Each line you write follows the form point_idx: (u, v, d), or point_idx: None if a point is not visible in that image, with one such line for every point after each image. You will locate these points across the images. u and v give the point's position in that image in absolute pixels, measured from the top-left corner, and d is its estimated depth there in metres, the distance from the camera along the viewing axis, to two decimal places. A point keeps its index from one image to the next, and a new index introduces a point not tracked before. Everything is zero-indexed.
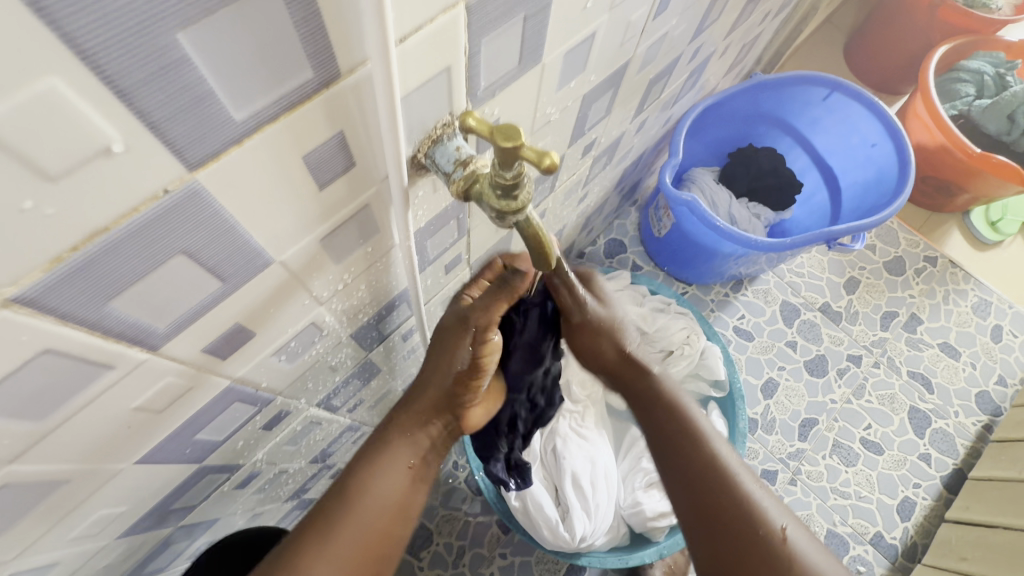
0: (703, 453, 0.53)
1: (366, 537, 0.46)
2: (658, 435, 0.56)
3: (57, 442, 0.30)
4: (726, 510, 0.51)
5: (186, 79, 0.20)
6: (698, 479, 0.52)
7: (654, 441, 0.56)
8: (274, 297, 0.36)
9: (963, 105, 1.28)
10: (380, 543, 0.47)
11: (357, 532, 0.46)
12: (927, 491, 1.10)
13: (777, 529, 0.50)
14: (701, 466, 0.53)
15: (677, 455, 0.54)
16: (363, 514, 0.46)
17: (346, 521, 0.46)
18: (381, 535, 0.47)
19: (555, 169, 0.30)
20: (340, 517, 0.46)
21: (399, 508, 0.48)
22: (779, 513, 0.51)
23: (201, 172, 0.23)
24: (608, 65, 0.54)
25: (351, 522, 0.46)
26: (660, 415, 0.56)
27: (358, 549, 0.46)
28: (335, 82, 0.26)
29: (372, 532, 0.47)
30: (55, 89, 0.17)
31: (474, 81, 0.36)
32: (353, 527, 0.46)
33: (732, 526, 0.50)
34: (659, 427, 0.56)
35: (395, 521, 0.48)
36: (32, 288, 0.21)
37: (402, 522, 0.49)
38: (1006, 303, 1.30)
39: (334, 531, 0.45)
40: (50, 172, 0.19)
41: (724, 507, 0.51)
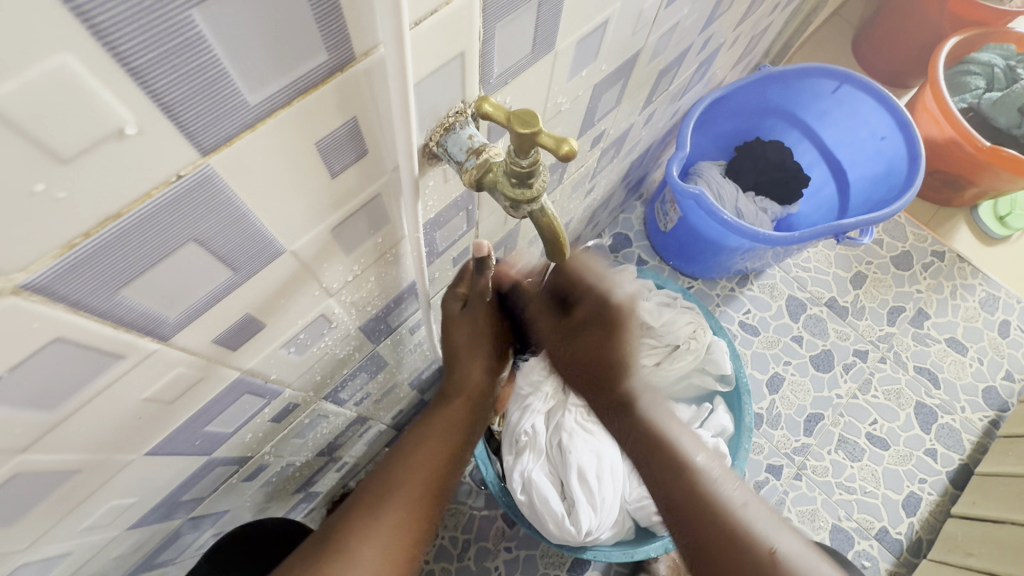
0: (692, 476, 0.55)
1: (410, 509, 0.52)
2: (651, 460, 0.57)
3: (67, 433, 0.30)
4: (713, 533, 0.52)
5: (200, 59, 0.19)
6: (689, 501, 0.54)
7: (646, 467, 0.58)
8: (284, 288, 0.35)
9: (972, 98, 1.27)
10: (420, 520, 0.53)
11: (403, 504, 0.52)
12: (933, 487, 1.09)
13: (766, 550, 0.51)
14: (689, 489, 0.54)
15: (668, 476, 0.56)
16: (407, 491, 0.53)
17: (393, 494, 0.52)
18: (422, 512, 0.53)
19: (573, 156, 0.29)
20: (389, 491, 0.52)
21: (436, 491, 0.54)
22: (768, 533, 0.52)
23: (214, 157, 0.23)
24: (619, 54, 0.53)
25: (399, 495, 0.52)
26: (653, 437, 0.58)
27: (403, 521, 0.52)
28: (350, 65, 0.25)
29: (416, 507, 0.53)
30: (67, 66, 0.16)
31: (487, 68, 0.35)
32: (401, 499, 0.52)
33: (722, 546, 0.51)
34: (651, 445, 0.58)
35: (433, 501, 0.54)
36: (43, 274, 0.21)
37: (439, 502, 0.55)
38: (1014, 298, 1.30)
39: (383, 504, 0.52)
40: (61, 155, 0.18)
41: (713, 528, 0.52)
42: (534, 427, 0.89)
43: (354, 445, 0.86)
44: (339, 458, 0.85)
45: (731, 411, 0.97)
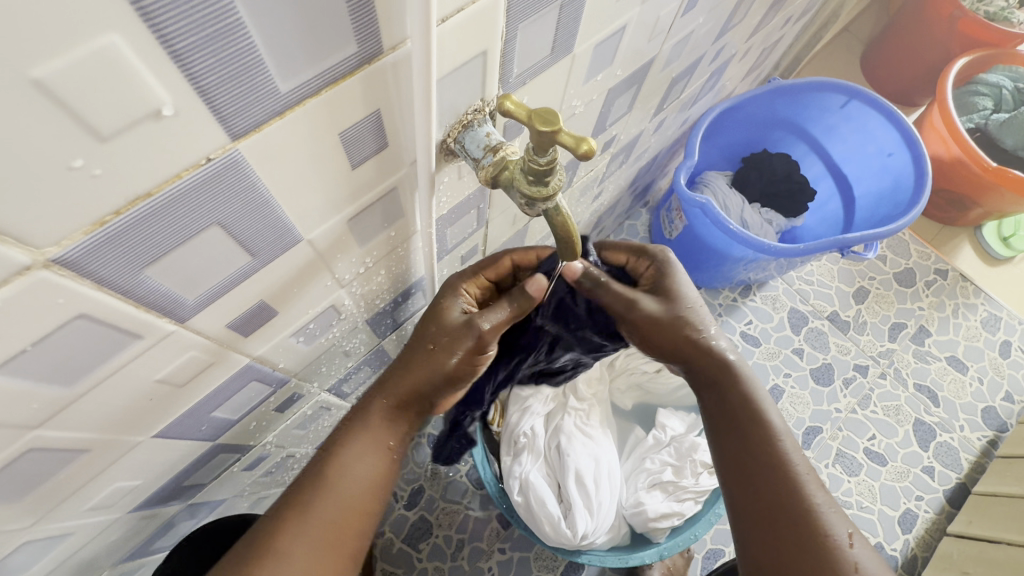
0: (767, 443, 0.49)
1: (333, 522, 0.45)
2: (721, 420, 0.52)
3: (81, 410, 0.30)
4: (779, 501, 0.47)
5: (237, 44, 0.20)
6: (750, 467, 0.49)
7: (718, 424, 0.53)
8: (298, 277, 0.36)
9: (980, 119, 1.28)
10: (345, 531, 0.46)
11: (324, 512, 0.45)
12: (929, 504, 1.09)
13: (844, 536, 0.45)
14: (762, 459, 0.49)
15: (738, 440, 0.50)
16: (329, 500, 0.46)
17: (313, 504, 0.45)
18: (346, 522, 0.46)
19: (592, 156, 0.30)
20: (308, 498, 0.45)
21: (366, 492, 0.47)
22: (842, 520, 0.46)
23: (243, 142, 0.23)
24: (634, 60, 0.54)
25: (319, 505, 0.45)
26: (730, 408, 0.52)
27: (323, 535, 0.45)
28: (377, 59, 0.26)
29: (337, 516, 0.46)
30: (114, 46, 0.17)
31: (507, 67, 0.35)
32: (323, 510, 0.45)
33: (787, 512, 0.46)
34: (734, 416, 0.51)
35: (361, 506, 0.47)
36: (74, 249, 0.21)
37: (369, 506, 0.48)
38: (1015, 319, 1.30)
39: (300, 515, 0.45)
40: (101, 132, 0.19)
41: (779, 502, 0.47)
42: (533, 429, 0.88)
43: None
44: None
45: None
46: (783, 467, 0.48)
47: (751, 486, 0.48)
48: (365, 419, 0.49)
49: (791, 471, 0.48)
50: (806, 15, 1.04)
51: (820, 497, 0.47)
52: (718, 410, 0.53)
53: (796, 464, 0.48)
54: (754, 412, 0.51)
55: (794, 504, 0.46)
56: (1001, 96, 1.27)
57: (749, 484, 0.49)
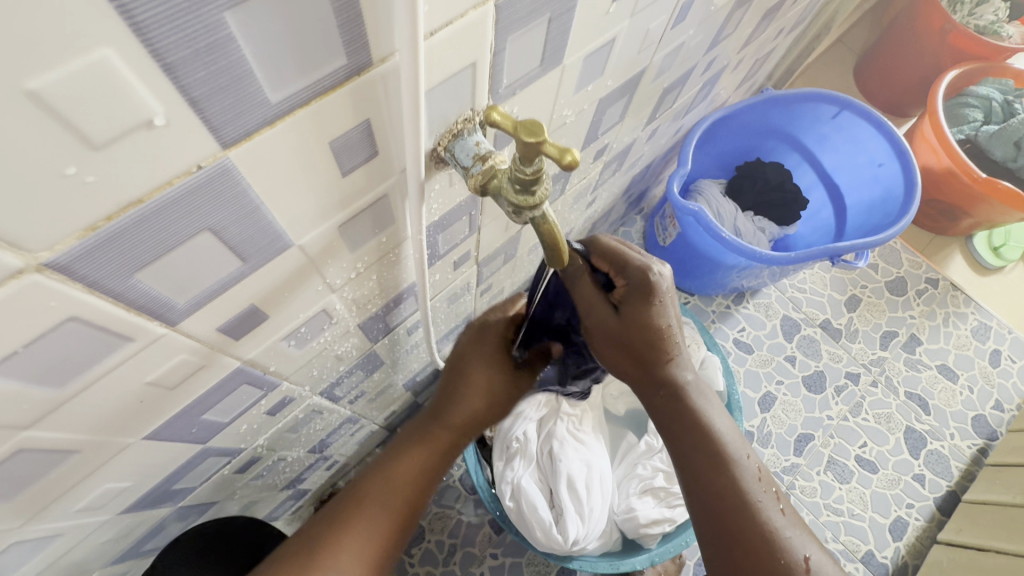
0: (724, 474, 0.49)
1: (386, 533, 0.51)
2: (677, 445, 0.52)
3: (72, 411, 0.30)
4: (736, 532, 0.47)
5: (228, 57, 0.20)
6: (706, 500, 0.49)
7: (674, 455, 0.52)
8: (288, 281, 0.36)
9: (970, 130, 1.30)
10: (393, 537, 0.52)
11: (384, 523, 0.51)
12: (920, 512, 1.10)
13: (799, 559, 0.46)
14: (719, 486, 0.49)
15: (696, 471, 0.50)
16: (389, 510, 0.52)
17: (373, 517, 0.51)
18: (395, 530, 0.52)
19: (575, 166, 0.30)
20: (371, 505, 0.51)
21: (414, 506, 0.55)
22: (801, 541, 0.47)
23: (233, 151, 0.24)
24: (626, 71, 0.55)
25: (380, 513, 0.51)
26: (683, 436, 0.51)
27: (380, 539, 0.51)
28: (366, 70, 0.26)
29: (391, 528, 0.52)
30: (107, 59, 0.17)
31: (496, 78, 0.36)
32: (382, 514, 0.52)
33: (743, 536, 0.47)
34: (691, 442, 0.51)
35: (410, 518, 0.54)
36: (66, 254, 0.22)
37: (413, 519, 0.55)
38: (1005, 328, 1.31)
39: (366, 518, 0.51)
40: (94, 141, 0.19)
41: (735, 533, 0.47)
42: (525, 434, 0.89)
43: (345, 443, 0.86)
44: (329, 456, 0.85)
45: None
46: (741, 497, 0.48)
47: (712, 517, 0.49)
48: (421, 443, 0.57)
49: (749, 499, 0.48)
50: (798, 27, 1.06)
51: (779, 520, 0.48)
52: (674, 438, 0.52)
53: (753, 493, 0.49)
54: (709, 439, 0.50)
55: (752, 532, 0.47)
56: (991, 108, 1.28)
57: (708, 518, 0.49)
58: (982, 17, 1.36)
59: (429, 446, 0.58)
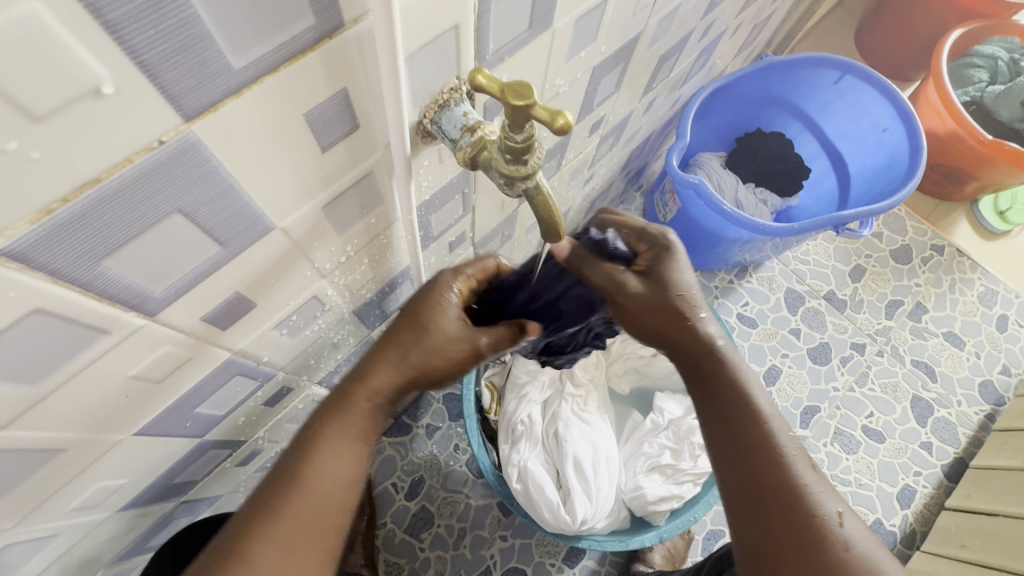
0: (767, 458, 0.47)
1: (304, 527, 0.39)
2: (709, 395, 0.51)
3: (52, 409, 0.29)
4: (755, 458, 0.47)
5: (181, 17, 0.19)
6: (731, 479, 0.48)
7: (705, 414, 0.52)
8: (274, 266, 0.35)
9: (975, 92, 1.27)
10: (320, 535, 0.40)
11: (300, 514, 0.39)
12: (927, 479, 1.10)
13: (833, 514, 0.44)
14: (754, 446, 0.47)
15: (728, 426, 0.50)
16: (299, 508, 0.40)
17: (279, 511, 0.39)
18: (320, 527, 0.40)
19: (569, 130, 0.29)
20: (272, 507, 0.39)
21: (350, 490, 0.42)
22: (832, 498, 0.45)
23: (197, 123, 0.22)
24: (619, 37, 0.53)
25: (288, 518, 0.39)
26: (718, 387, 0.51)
27: (301, 535, 0.39)
28: (339, 32, 0.24)
29: (312, 518, 0.40)
30: (38, 16, 0.16)
31: (482, 44, 0.34)
32: (294, 517, 0.39)
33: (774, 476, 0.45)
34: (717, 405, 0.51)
35: (342, 508, 0.42)
36: (20, 240, 0.20)
37: (354, 505, 0.43)
38: (1012, 292, 1.29)
39: (262, 524, 0.39)
40: (34, 112, 0.17)
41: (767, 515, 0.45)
42: (530, 417, 0.88)
43: None
44: None
45: None
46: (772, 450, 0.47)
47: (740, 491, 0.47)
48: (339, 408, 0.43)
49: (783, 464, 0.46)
50: None
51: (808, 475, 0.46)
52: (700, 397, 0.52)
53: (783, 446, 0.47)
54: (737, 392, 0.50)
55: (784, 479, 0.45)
56: (997, 67, 1.25)
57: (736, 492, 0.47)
58: None
59: (355, 414, 0.43)
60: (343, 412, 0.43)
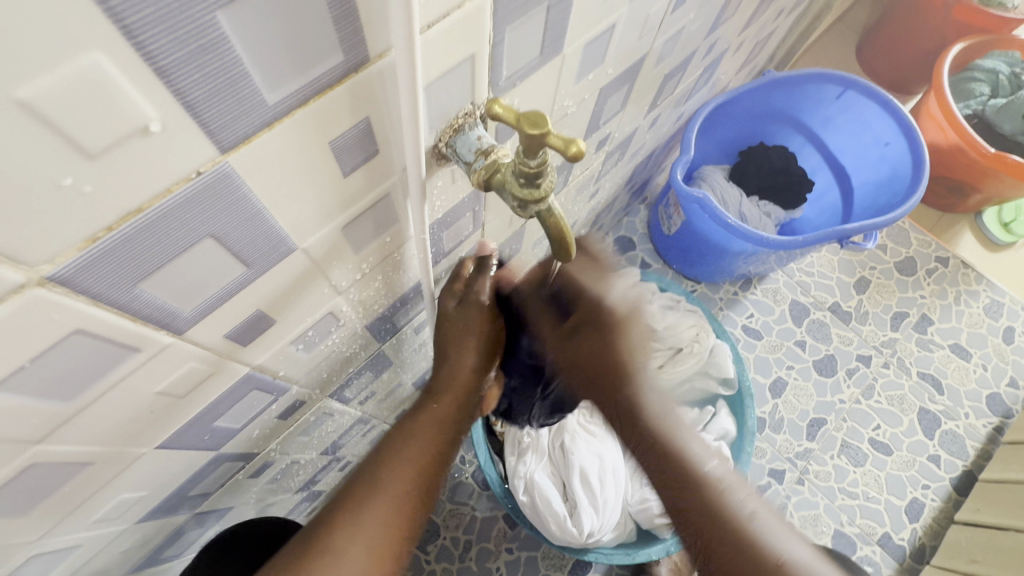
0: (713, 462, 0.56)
1: (389, 521, 0.46)
2: None
3: (82, 424, 0.30)
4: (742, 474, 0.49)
5: (223, 59, 0.20)
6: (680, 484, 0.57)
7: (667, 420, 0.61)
8: (294, 284, 0.36)
9: (977, 105, 1.28)
10: (400, 532, 0.46)
11: (386, 507, 0.46)
12: (936, 493, 1.09)
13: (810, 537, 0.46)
14: None
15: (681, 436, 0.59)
16: (386, 503, 0.46)
17: (369, 504, 0.46)
18: (402, 524, 0.47)
19: (581, 157, 0.30)
20: (363, 500, 0.46)
21: (418, 499, 0.48)
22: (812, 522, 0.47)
23: (232, 155, 0.23)
24: (626, 59, 0.54)
25: (376, 510, 0.46)
26: None
27: (386, 528, 0.46)
28: (364, 67, 0.26)
29: (395, 514, 0.46)
30: (98, 64, 0.17)
31: (496, 71, 0.36)
32: (382, 510, 0.46)
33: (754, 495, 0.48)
34: None
35: (418, 511, 0.48)
36: (67, 267, 0.21)
37: (422, 512, 0.48)
38: (1018, 304, 1.29)
39: (355, 515, 0.45)
40: (89, 150, 0.19)
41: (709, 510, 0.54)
42: (537, 429, 0.89)
43: (357, 443, 0.86)
44: (342, 457, 0.85)
45: (733, 415, 0.97)
46: None
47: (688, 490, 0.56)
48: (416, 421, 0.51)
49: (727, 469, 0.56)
50: (798, 6, 1.04)
51: None
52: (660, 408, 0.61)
53: None
54: None
55: None
56: (998, 81, 1.26)
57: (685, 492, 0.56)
58: None
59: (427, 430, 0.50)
60: (418, 425, 0.50)
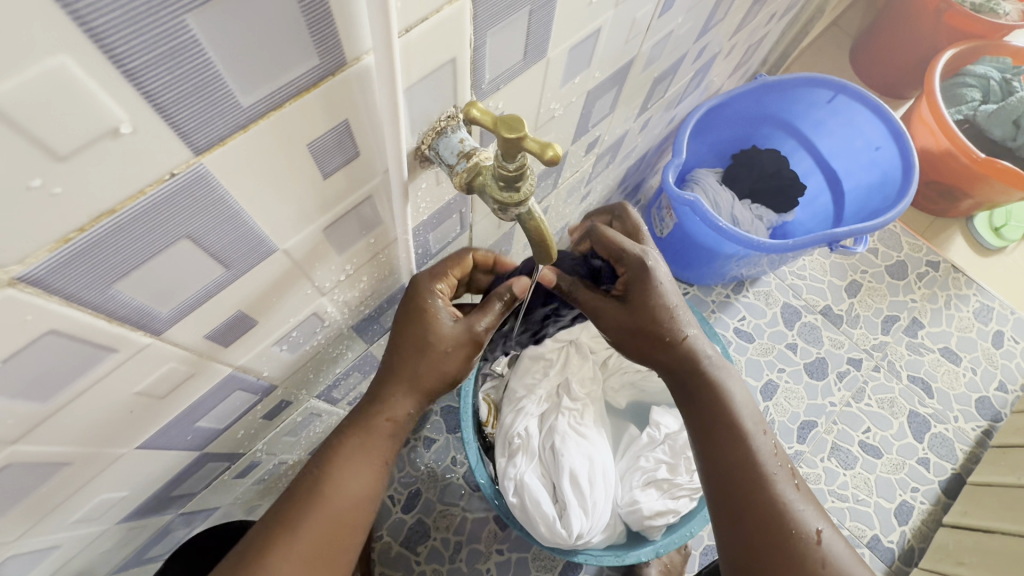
0: (758, 476, 0.50)
1: (325, 536, 0.45)
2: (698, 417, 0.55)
3: (59, 424, 0.30)
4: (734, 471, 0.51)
5: (194, 61, 0.20)
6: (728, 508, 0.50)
7: (695, 424, 0.55)
8: (276, 284, 0.36)
9: (968, 110, 1.28)
10: (340, 544, 0.46)
11: (321, 522, 0.45)
12: (925, 496, 1.10)
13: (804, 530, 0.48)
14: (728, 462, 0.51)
15: (711, 447, 0.53)
16: (320, 520, 0.45)
17: (304, 519, 0.45)
18: (341, 537, 0.46)
19: (558, 161, 0.30)
20: (299, 514, 0.45)
21: (359, 510, 0.47)
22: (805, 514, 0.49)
23: (207, 156, 0.24)
24: (613, 62, 0.54)
25: (312, 526, 0.45)
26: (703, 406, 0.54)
27: (321, 543, 0.45)
28: (341, 70, 0.26)
29: (332, 528, 0.46)
30: (65, 67, 0.17)
31: (478, 74, 0.36)
32: (318, 525, 0.45)
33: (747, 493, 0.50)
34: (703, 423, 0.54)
35: (358, 522, 0.47)
36: (38, 267, 0.21)
37: (363, 521, 0.48)
38: (1008, 309, 1.30)
39: (291, 531, 0.44)
40: (58, 152, 0.19)
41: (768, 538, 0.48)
42: (527, 430, 0.88)
43: None
44: None
45: None
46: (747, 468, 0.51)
47: (735, 516, 0.50)
48: (361, 430, 0.49)
49: (765, 478, 0.50)
50: (790, 11, 1.05)
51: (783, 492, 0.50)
52: (692, 408, 0.56)
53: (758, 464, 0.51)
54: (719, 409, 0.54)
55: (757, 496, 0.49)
56: (989, 87, 1.27)
57: (737, 520, 0.50)
58: None
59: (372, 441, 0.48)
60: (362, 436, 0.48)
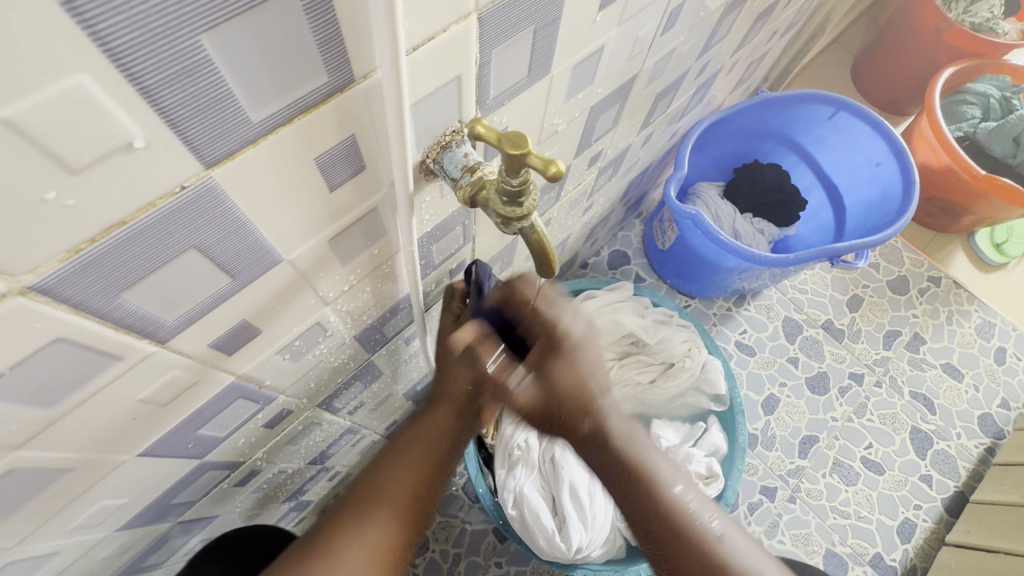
0: None
1: (391, 526, 0.45)
2: None
3: (64, 430, 0.30)
4: None
5: (207, 78, 0.21)
6: None
7: None
8: (281, 294, 0.37)
9: (968, 127, 1.30)
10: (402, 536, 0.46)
11: (386, 511, 0.46)
12: (928, 513, 1.08)
13: None
14: None
15: None
16: (385, 508, 0.46)
17: (369, 511, 0.45)
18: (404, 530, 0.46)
19: (560, 177, 0.30)
20: (364, 507, 0.45)
21: (421, 503, 0.47)
22: None
23: (218, 169, 0.24)
24: (616, 78, 0.55)
25: (377, 514, 0.45)
26: None
27: (387, 532, 0.45)
28: (348, 87, 0.26)
29: (395, 519, 0.46)
30: (82, 85, 0.18)
31: (484, 89, 0.36)
32: (383, 515, 0.45)
33: None
34: None
35: (417, 517, 0.47)
36: (51, 276, 0.22)
37: (421, 516, 0.48)
38: (1010, 325, 1.30)
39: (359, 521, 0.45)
40: (72, 165, 0.19)
41: None
42: (527, 442, 0.88)
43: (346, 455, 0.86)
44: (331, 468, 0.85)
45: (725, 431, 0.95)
46: None
47: None
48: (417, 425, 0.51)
49: None
50: (792, 28, 1.06)
51: None
52: None
53: None
54: None
55: None
56: (989, 105, 1.28)
57: None
58: (977, 15, 1.34)
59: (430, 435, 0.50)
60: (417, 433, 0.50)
